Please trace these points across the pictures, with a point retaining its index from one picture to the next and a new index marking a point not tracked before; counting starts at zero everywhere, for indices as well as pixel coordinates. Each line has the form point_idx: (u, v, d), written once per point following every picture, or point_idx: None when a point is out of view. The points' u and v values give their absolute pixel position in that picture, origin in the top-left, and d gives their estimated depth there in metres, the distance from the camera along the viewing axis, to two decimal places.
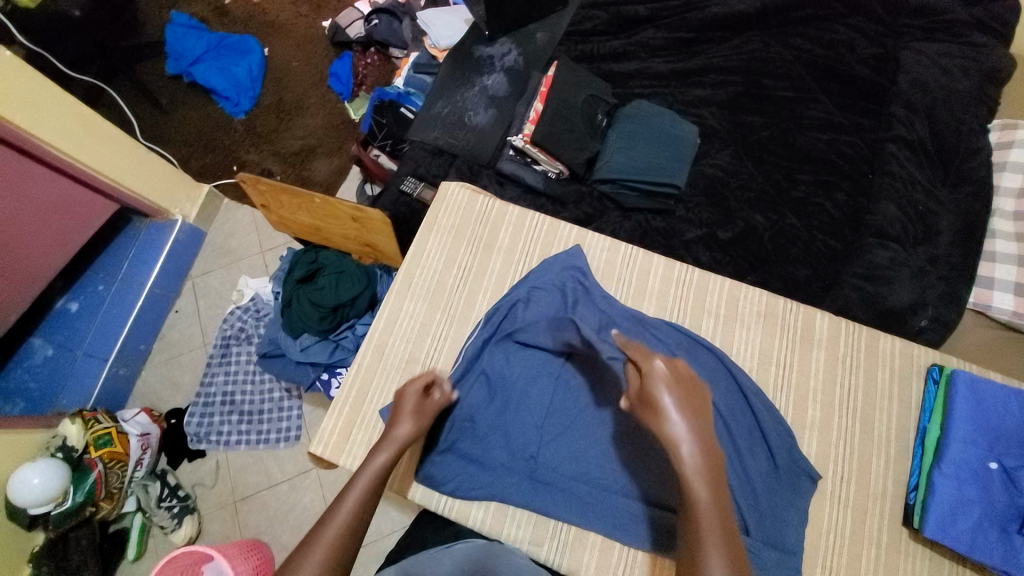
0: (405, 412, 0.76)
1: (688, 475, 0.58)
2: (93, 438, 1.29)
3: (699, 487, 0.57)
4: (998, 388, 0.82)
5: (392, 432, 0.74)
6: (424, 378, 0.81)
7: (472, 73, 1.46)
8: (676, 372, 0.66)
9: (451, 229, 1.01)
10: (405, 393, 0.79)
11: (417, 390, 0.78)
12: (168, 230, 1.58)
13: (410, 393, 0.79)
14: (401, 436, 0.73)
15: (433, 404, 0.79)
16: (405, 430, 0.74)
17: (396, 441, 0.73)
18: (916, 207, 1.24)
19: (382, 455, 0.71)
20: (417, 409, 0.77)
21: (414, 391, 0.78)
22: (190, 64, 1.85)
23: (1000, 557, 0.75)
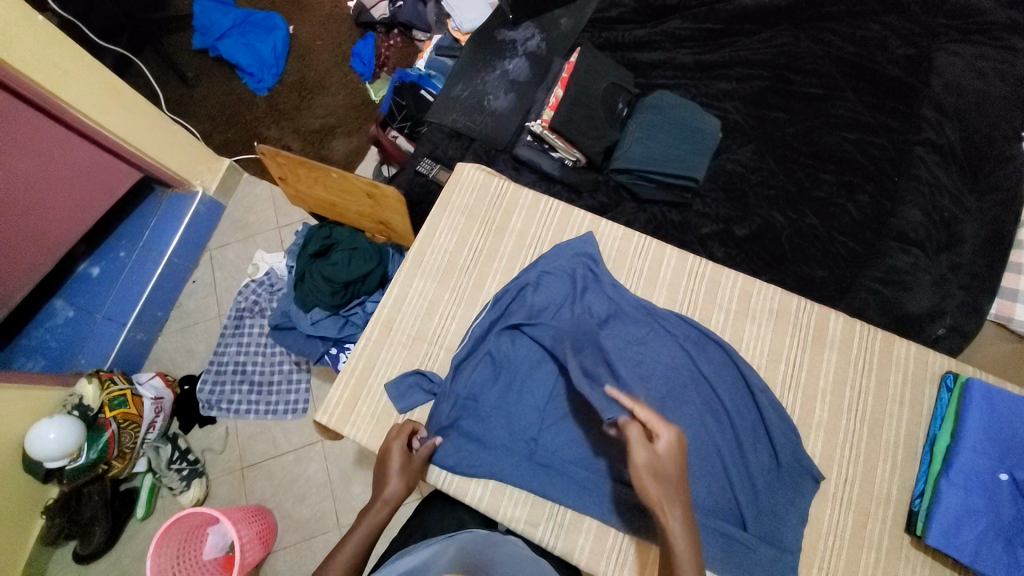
0: (390, 468, 0.79)
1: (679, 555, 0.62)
2: (109, 399, 1.31)
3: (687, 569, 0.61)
4: (1014, 398, 0.79)
5: (381, 489, 0.77)
6: (407, 433, 0.84)
7: (494, 57, 1.45)
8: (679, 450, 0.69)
9: (464, 210, 1.02)
10: (389, 446, 0.82)
11: (400, 450, 0.81)
12: (188, 201, 1.62)
13: (394, 451, 0.81)
14: (389, 497, 0.76)
15: (417, 461, 0.81)
16: (393, 492, 0.76)
17: (384, 503, 0.76)
18: (941, 213, 1.20)
19: (372, 512, 0.75)
20: (402, 465, 0.80)
21: (397, 451, 0.81)
22: (216, 38, 1.86)
23: (1005, 571, 0.73)
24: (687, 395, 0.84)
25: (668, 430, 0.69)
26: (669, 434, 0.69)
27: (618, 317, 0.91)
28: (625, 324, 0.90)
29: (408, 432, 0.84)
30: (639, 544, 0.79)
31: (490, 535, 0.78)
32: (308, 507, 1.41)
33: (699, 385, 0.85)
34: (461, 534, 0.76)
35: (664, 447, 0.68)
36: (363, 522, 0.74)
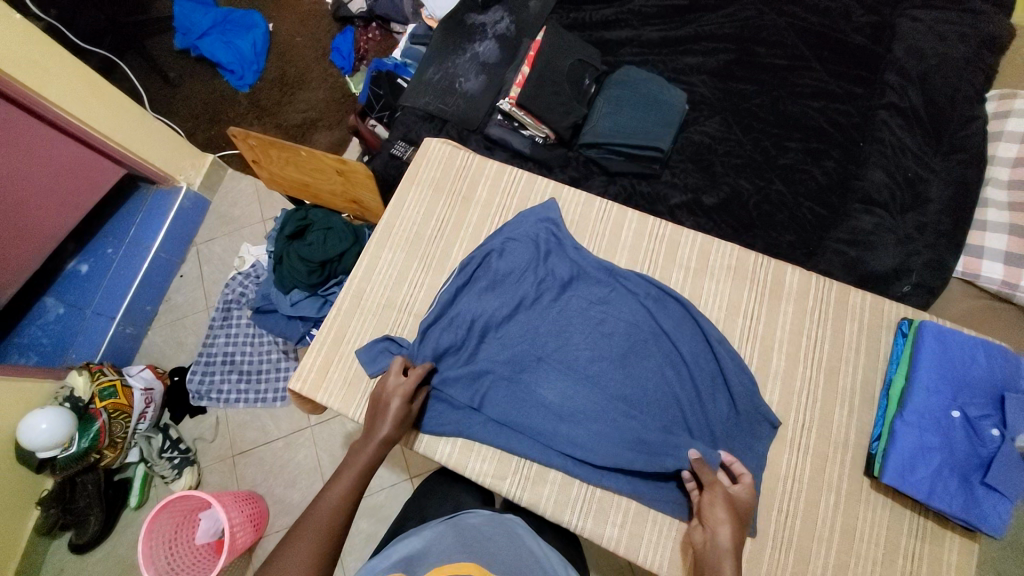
0: (391, 415, 0.79)
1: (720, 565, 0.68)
2: (99, 390, 1.33)
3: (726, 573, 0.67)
4: (964, 338, 0.81)
5: (377, 431, 0.78)
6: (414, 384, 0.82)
7: (464, 40, 1.46)
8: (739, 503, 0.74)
9: (432, 182, 1.05)
10: (392, 392, 0.81)
11: (404, 398, 0.81)
12: (172, 196, 1.62)
13: (398, 396, 0.81)
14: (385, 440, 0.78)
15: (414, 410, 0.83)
16: (391, 438, 0.78)
17: (380, 446, 0.78)
18: (906, 173, 1.22)
19: (367, 451, 0.77)
20: (402, 414, 0.80)
21: (401, 397, 0.81)
22: (197, 38, 1.86)
23: (960, 506, 0.75)
24: (648, 349, 0.88)
25: (748, 495, 0.75)
26: (748, 496, 0.75)
27: (581, 279, 0.94)
28: (588, 285, 0.93)
29: (417, 378, 0.83)
30: (603, 493, 0.82)
31: (493, 517, 0.77)
32: (299, 491, 1.41)
33: (660, 339, 0.88)
34: (459, 519, 0.75)
35: (740, 504, 0.74)
36: (358, 457, 0.77)
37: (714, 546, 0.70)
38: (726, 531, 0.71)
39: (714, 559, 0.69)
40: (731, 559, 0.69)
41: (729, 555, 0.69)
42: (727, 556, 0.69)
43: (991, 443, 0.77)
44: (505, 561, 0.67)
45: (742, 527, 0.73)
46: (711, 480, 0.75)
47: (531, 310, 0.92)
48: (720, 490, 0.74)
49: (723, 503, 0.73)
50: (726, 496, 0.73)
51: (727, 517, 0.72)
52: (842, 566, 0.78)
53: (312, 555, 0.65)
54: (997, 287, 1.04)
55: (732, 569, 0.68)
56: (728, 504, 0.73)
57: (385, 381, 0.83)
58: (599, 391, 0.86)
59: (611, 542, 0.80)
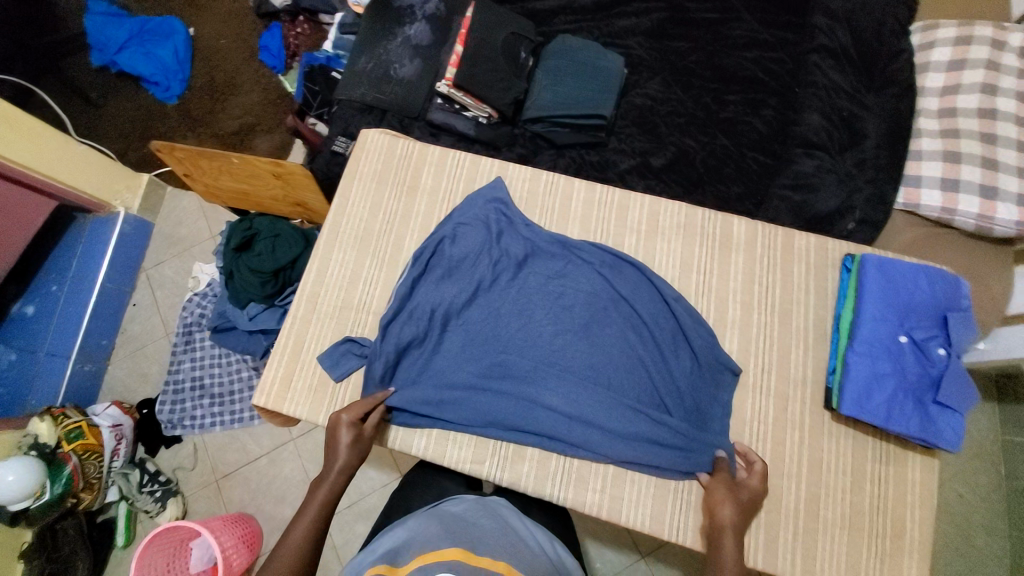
0: (343, 444, 0.79)
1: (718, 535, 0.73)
2: (64, 433, 1.26)
3: (729, 547, 0.71)
4: (905, 266, 0.85)
5: (335, 463, 0.78)
6: (359, 408, 0.82)
7: (393, 24, 1.39)
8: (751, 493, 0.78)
9: (374, 175, 1.02)
10: (337, 420, 0.80)
11: (349, 424, 0.80)
12: (111, 224, 1.53)
13: (346, 426, 0.80)
14: (342, 470, 0.78)
15: (369, 429, 0.82)
16: (346, 464, 0.77)
17: (339, 478, 0.77)
18: (841, 113, 1.23)
19: (325, 486, 0.76)
20: (352, 439, 0.79)
21: (346, 425, 0.80)
22: (115, 53, 1.71)
23: (917, 425, 0.79)
24: (609, 316, 0.89)
25: (758, 482, 0.78)
26: (758, 484, 0.78)
27: (535, 256, 0.94)
28: (543, 261, 0.93)
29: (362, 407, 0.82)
30: (580, 462, 0.84)
31: (479, 501, 0.76)
32: (289, 505, 1.38)
33: (619, 305, 0.89)
34: (441, 508, 0.74)
35: (749, 493, 0.77)
36: (317, 494, 0.76)
37: (717, 526, 0.74)
38: (728, 512, 0.74)
39: (716, 536, 0.73)
40: (731, 536, 0.72)
41: (730, 533, 0.73)
42: (728, 533, 0.73)
43: (939, 362, 0.81)
44: (490, 543, 0.67)
45: (750, 512, 0.77)
46: (721, 471, 0.79)
47: (489, 293, 0.91)
48: (725, 478, 0.78)
49: (725, 487, 0.77)
50: (731, 484, 0.77)
51: (728, 500, 0.75)
52: (812, 498, 0.81)
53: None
54: (937, 214, 1.09)
55: (733, 543, 0.72)
56: (731, 490, 0.76)
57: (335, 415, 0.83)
58: (566, 362, 0.86)
59: (594, 508, 0.82)
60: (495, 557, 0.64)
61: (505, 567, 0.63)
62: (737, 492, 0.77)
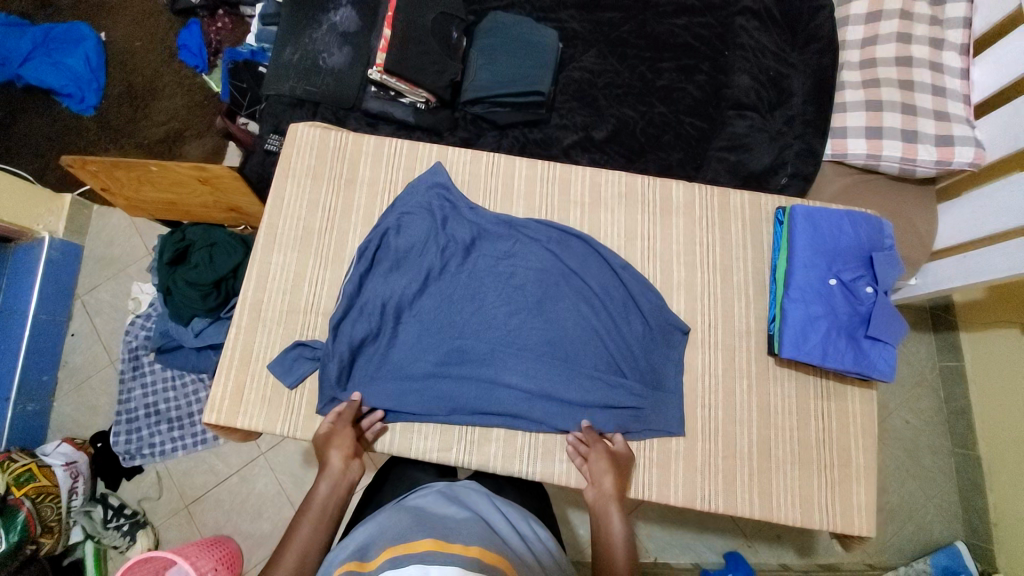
0: (334, 442, 0.80)
1: (602, 509, 0.76)
2: (14, 478, 1.18)
3: (615, 520, 0.75)
4: (831, 213, 0.88)
5: (329, 462, 0.79)
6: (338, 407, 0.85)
7: (315, 12, 1.32)
8: (616, 458, 0.81)
9: (308, 171, 0.98)
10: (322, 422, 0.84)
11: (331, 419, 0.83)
12: (37, 251, 1.41)
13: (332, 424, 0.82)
14: (338, 469, 0.79)
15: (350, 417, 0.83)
16: (333, 456, 0.79)
17: (336, 478, 0.78)
18: (768, 73, 1.26)
19: (321, 491, 0.77)
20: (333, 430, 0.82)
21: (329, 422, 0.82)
22: (19, 65, 1.55)
23: (851, 360, 0.83)
24: (561, 291, 0.89)
25: (625, 446, 0.82)
26: (624, 448, 0.82)
27: (483, 238, 0.93)
28: (491, 242, 0.92)
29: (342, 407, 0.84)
30: (545, 436, 0.85)
31: (450, 488, 0.76)
32: (268, 520, 1.33)
33: (570, 279, 0.90)
34: (412, 499, 0.73)
35: (620, 458, 0.81)
36: (314, 500, 0.76)
37: (603, 498, 0.77)
38: (609, 482, 0.78)
39: (604, 510, 0.76)
40: (615, 504, 0.76)
41: (614, 501, 0.77)
42: (611, 504, 0.76)
43: (867, 300, 0.86)
44: (463, 527, 0.66)
45: (624, 474, 0.81)
46: (595, 440, 0.81)
47: (440, 280, 0.90)
48: (602, 447, 0.80)
49: (605, 458, 0.79)
50: (608, 452, 0.80)
51: (608, 470, 0.79)
52: (764, 440, 0.86)
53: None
54: (863, 160, 1.14)
55: (617, 515, 0.75)
56: (611, 460, 0.80)
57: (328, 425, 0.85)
58: (522, 342, 0.86)
59: (562, 477, 0.83)
60: (469, 542, 0.63)
61: (480, 551, 0.61)
62: (613, 463, 0.80)
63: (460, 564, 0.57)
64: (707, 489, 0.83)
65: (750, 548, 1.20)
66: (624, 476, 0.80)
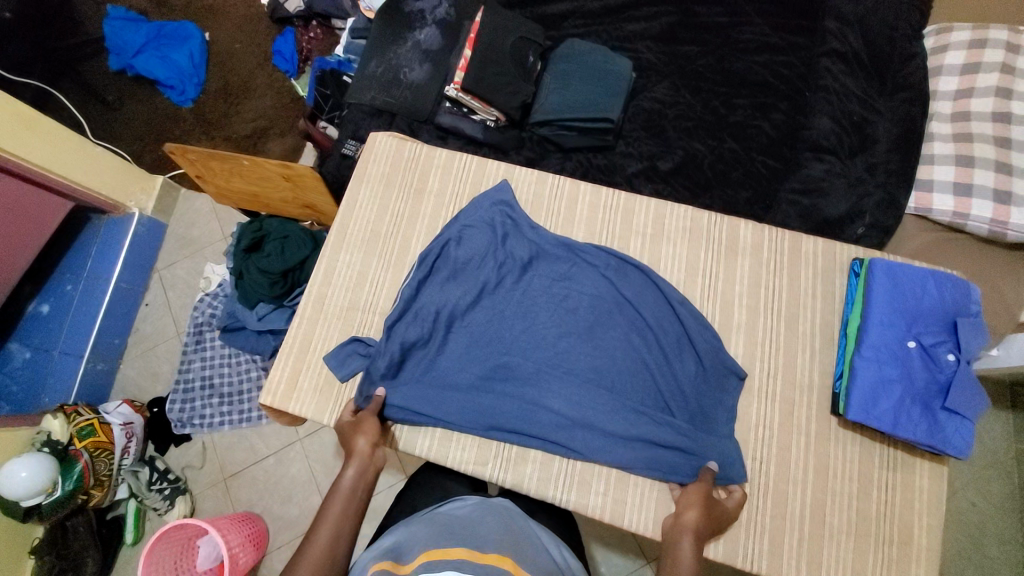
0: (361, 429, 0.83)
1: (676, 536, 0.74)
2: (76, 430, 1.26)
3: (686, 549, 0.72)
4: (914, 270, 0.84)
5: (356, 449, 0.80)
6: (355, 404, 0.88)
7: (404, 29, 1.40)
8: (715, 511, 0.77)
9: (381, 178, 1.04)
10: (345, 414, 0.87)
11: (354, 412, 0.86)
12: (126, 224, 1.54)
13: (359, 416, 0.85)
14: (366, 452, 0.80)
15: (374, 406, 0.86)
16: (361, 439, 0.80)
17: (365, 464, 0.79)
18: (851, 117, 1.22)
19: (349, 475, 0.78)
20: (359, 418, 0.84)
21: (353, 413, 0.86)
22: (131, 56, 1.72)
23: (925, 432, 0.78)
24: (614, 319, 0.89)
25: (733, 506, 0.78)
26: (733, 508, 0.78)
27: (540, 258, 0.94)
28: (549, 263, 0.93)
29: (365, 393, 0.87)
30: (583, 465, 0.84)
31: (484, 501, 0.76)
32: (297, 506, 1.37)
33: (624, 308, 0.89)
34: (444, 508, 0.74)
35: (721, 512, 0.77)
36: (342, 483, 0.77)
37: (679, 526, 0.74)
38: (692, 515, 0.75)
39: (675, 536, 0.74)
40: (691, 538, 0.73)
41: (690, 535, 0.73)
42: (687, 534, 0.74)
43: (948, 368, 0.80)
44: (496, 540, 0.66)
45: (719, 527, 0.77)
46: (705, 482, 0.78)
47: (494, 295, 0.92)
48: (704, 486, 0.77)
49: (700, 494, 0.77)
50: (707, 493, 0.77)
51: (697, 504, 0.76)
52: (818, 504, 0.81)
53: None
54: (949, 218, 1.07)
55: (689, 546, 0.73)
56: (705, 500, 0.76)
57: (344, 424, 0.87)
58: (569, 366, 0.86)
59: (596, 511, 0.82)
60: (502, 554, 0.63)
61: (513, 565, 0.61)
62: (712, 505, 0.77)
63: None
64: (749, 546, 0.79)
65: None
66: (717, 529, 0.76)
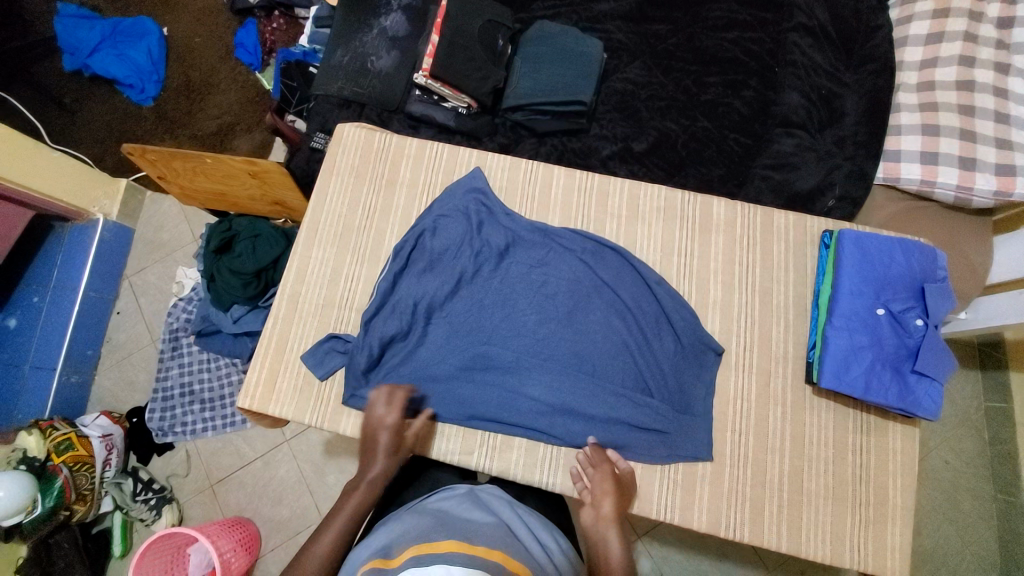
0: (395, 448, 0.79)
1: (601, 530, 0.73)
2: (54, 445, 1.22)
3: (613, 542, 0.72)
4: (882, 240, 0.85)
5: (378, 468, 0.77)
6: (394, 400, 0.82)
7: (368, 15, 1.36)
8: (620, 483, 0.78)
9: (351, 170, 1.01)
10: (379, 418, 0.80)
11: (394, 428, 0.79)
12: (91, 231, 1.47)
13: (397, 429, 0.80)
14: (387, 474, 0.78)
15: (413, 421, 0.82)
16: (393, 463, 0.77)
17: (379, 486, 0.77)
18: (819, 91, 1.23)
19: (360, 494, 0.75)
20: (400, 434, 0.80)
21: (393, 427, 0.79)
22: (87, 55, 1.64)
23: (897, 396, 0.80)
24: (593, 303, 0.89)
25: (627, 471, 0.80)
26: (627, 472, 0.80)
27: (517, 245, 0.93)
28: (525, 250, 0.93)
29: (401, 403, 0.82)
30: (568, 448, 0.84)
31: (470, 491, 0.76)
32: (287, 507, 1.35)
33: (602, 291, 0.90)
34: (429, 502, 0.74)
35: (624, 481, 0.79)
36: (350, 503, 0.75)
37: (602, 521, 0.74)
38: (609, 505, 0.75)
39: (602, 534, 0.73)
40: (615, 529, 0.73)
41: (614, 527, 0.74)
42: (611, 528, 0.73)
43: (917, 333, 0.82)
44: (484, 531, 0.66)
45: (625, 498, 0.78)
46: (604, 460, 0.79)
47: (472, 284, 0.91)
48: (608, 468, 0.78)
49: (608, 479, 0.77)
50: (612, 473, 0.78)
51: (610, 492, 0.76)
52: (797, 472, 0.83)
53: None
54: (916, 187, 1.09)
55: (616, 540, 0.72)
56: (615, 485, 0.77)
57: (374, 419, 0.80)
58: (550, 351, 0.86)
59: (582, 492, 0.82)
60: (490, 546, 0.62)
61: (501, 556, 0.61)
62: (621, 486, 0.78)
63: (483, 567, 0.57)
64: (734, 517, 0.81)
65: None
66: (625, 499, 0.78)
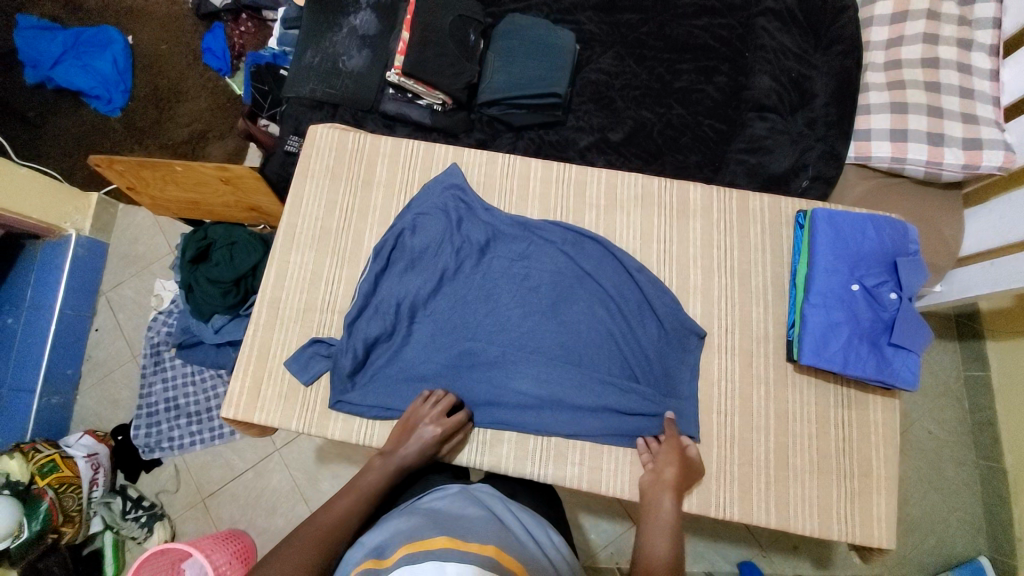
0: (418, 446, 0.78)
1: (657, 493, 0.77)
2: (37, 468, 1.20)
3: (667, 504, 0.76)
4: (853, 217, 0.87)
5: (392, 457, 0.79)
6: (442, 404, 0.81)
7: (336, 15, 1.34)
8: (687, 459, 0.80)
9: (326, 172, 1.00)
10: (420, 417, 0.81)
11: (435, 440, 0.78)
12: (63, 247, 1.43)
13: (427, 431, 0.79)
14: (402, 464, 0.79)
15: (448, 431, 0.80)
16: (408, 457, 0.78)
17: (390, 472, 0.78)
18: (790, 75, 1.23)
19: (370, 474, 0.78)
20: (431, 438, 0.78)
21: (433, 438, 0.78)
22: (49, 67, 1.59)
23: (874, 368, 0.82)
24: (576, 294, 0.89)
25: (699, 457, 0.81)
26: (698, 455, 0.81)
27: (497, 240, 0.93)
28: (506, 244, 0.93)
29: (446, 405, 0.81)
30: (557, 439, 0.85)
31: (464, 490, 0.76)
32: (281, 516, 1.34)
33: (584, 281, 0.90)
34: (422, 501, 0.74)
35: (692, 460, 0.80)
36: (361, 480, 0.77)
37: (659, 484, 0.77)
38: (671, 472, 0.78)
39: (656, 496, 0.77)
40: (670, 495, 0.76)
41: (669, 491, 0.77)
42: (666, 492, 0.77)
43: (891, 306, 0.84)
44: (477, 527, 0.66)
45: (689, 474, 0.80)
46: (671, 436, 0.81)
47: (454, 281, 0.90)
48: (676, 444, 0.80)
49: (675, 453, 0.79)
50: (680, 449, 0.80)
51: (674, 462, 0.79)
52: (782, 448, 0.84)
53: (305, 560, 0.64)
54: (888, 164, 1.12)
55: (670, 504, 0.76)
56: (680, 457, 0.79)
57: (417, 415, 0.82)
58: (536, 344, 0.87)
59: (574, 481, 0.83)
60: (485, 541, 0.62)
61: (496, 551, 0.61)
62: (688, 461, 0.80)
63: (478, 562, 0.57)
64: (724, 496, 0.82)
65: (765, 559, 1.18)
66: (691, 473, 0.80)
